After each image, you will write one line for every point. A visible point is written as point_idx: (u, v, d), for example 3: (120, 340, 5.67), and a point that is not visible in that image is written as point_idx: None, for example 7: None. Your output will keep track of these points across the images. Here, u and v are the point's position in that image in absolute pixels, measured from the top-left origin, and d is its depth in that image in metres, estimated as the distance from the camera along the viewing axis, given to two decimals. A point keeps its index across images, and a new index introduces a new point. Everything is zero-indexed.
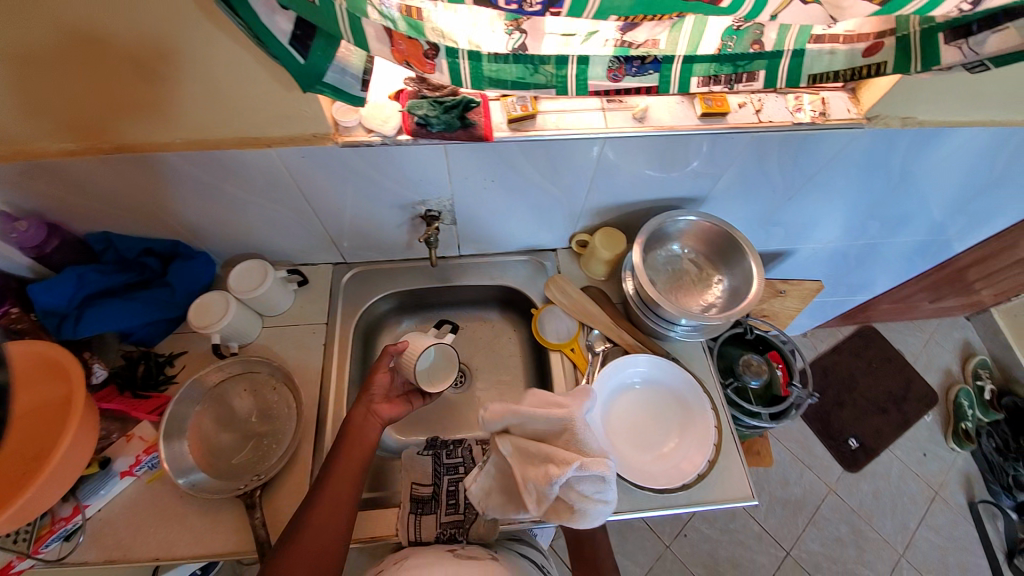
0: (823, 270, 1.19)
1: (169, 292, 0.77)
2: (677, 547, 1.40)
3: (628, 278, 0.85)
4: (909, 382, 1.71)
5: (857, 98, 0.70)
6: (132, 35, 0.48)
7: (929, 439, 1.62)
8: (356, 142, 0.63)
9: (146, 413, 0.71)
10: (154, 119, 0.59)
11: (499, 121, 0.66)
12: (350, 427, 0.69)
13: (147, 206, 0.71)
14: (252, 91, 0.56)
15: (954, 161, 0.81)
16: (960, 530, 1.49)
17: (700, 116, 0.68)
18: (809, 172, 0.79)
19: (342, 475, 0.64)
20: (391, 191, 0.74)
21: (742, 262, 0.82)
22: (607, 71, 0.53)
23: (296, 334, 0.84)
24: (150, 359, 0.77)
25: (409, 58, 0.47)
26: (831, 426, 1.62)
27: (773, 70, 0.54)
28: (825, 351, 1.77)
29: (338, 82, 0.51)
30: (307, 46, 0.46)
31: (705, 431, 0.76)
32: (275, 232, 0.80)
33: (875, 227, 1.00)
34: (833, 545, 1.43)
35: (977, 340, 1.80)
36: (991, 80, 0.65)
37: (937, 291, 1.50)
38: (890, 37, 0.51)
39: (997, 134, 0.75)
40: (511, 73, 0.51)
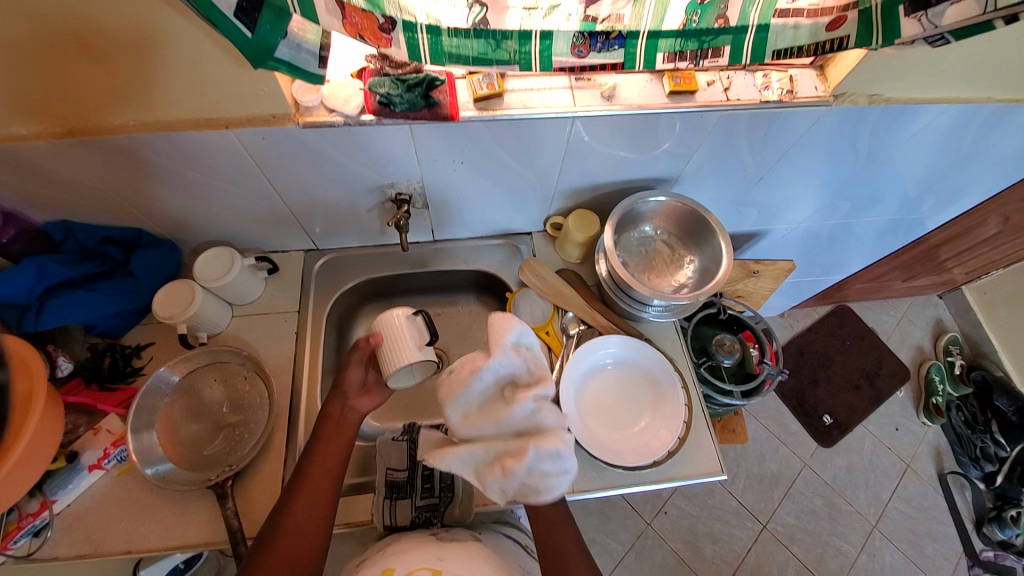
0: (798, 250, 1.21)
1: (133, 282, 0.76)
2: (658, 523, 1.43)
3: (601, 260, 0.86)
4: (882, 360, 1.76)
5: (824, 75, 0.70)
6: (71, 10, 0.46)
7: (901, 413, 1.67)
8: (318, 123, 0.61)
9: (112, 406, 0.70)
10: (102, 99, 0.56)
11: (465, 100, 0.64)
12: (328, 418, 0.68)
13: (104, 193, 0.68)
14: (205, 69, 0.54)
15: (923, 139, 0.82)
16: (929, 500, 1.54)
17: (669, 95, 0.67)
18: (780, 152, 0.80)
19: (322, 467, 0.63)
20: (358, 175, 0.72)
21: (712, 242, 0.83)
22: (571, 48, 0.52)
23: (268, 323, 0.83)
24: (116, 351, 0.75)
25: (363, 31, 0.46)
26: (806, 404, 1.67)
27: (739, 46, 0.53)
28: (802, 331, 1.80)
29: (294, 59, 0.49)
30: (254, 18, 0.44)
31: (675, 409, 0.77)
32: (242, 219, 0.78)
33: (847, 206, 1.02)
34: (808, 517, 1.48)
35: (948, 317, 1.85)
36: (956, 55, 0.65)
37: (910, 270, 1.53)
38: (852, 10, 0.50)
39: (963, 111, 0.76)
40: (472, 49, 0.50)
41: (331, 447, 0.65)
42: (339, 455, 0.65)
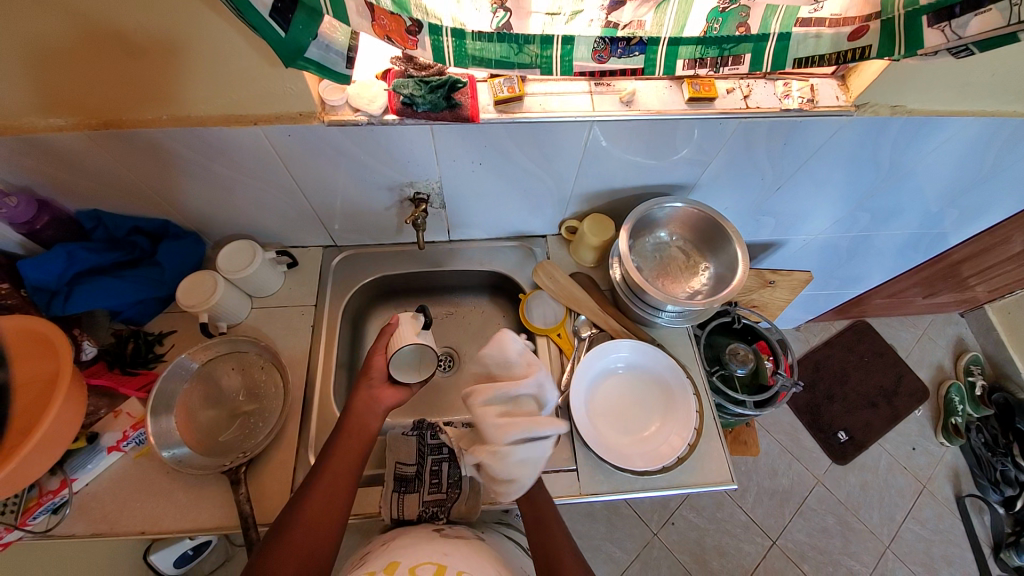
0: (815, 262, 1.19)
1: (159, 271, 0.78)
2: (665, 534, 1.42)
3: (615, 265, 0.86)
4: (900, 377, 1.72)
5: (847, 85, 0.70)
6: (114, 8, 0.48)
7: (918, 433, 1.63)
8: (342, 121, 0.63)
9: (132, 390, 0.72)
10: (140, 95, 0.59)
11: (485, 102, 0.65)
12: (348, 427, 0.67)
13: (136, 184, 0.71)
14: (237, 67, 0.56)
15: (946, 152, 0.81)
16: (946, 523, 1.50)
17: (688, 101, 0.67)
18: (799, 162, 0.79)
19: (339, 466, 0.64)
20: (379, 173, 0.74)
21: (728, 249, 0.83)
22: (592, 53, 0.53)
23: (286, 316, 0.85)
24: (139, 338, 0.77)
25: (391, 33, 0.47)
26: (820, 419, 1.64)
27: (759, 54, 0.54)
28: (818, 345, 1.78)
29: (322, 59, 0.51)
30: (287, 19, 0.45)
31: (686, 416, 0.77)
32: (266, 213, 0.81)
33: (866, 219, 1.01)
34: (819, 535, 1.45)
35: (971, 336, 1.81)
36: (981, 67, 0.65)
37: (931, 287, 1.50)
38: (875, 20, 0.50)
39: (989, 125, 0.75)
40: (495, 52, 0.51)
41: (349, 450, 0.65)
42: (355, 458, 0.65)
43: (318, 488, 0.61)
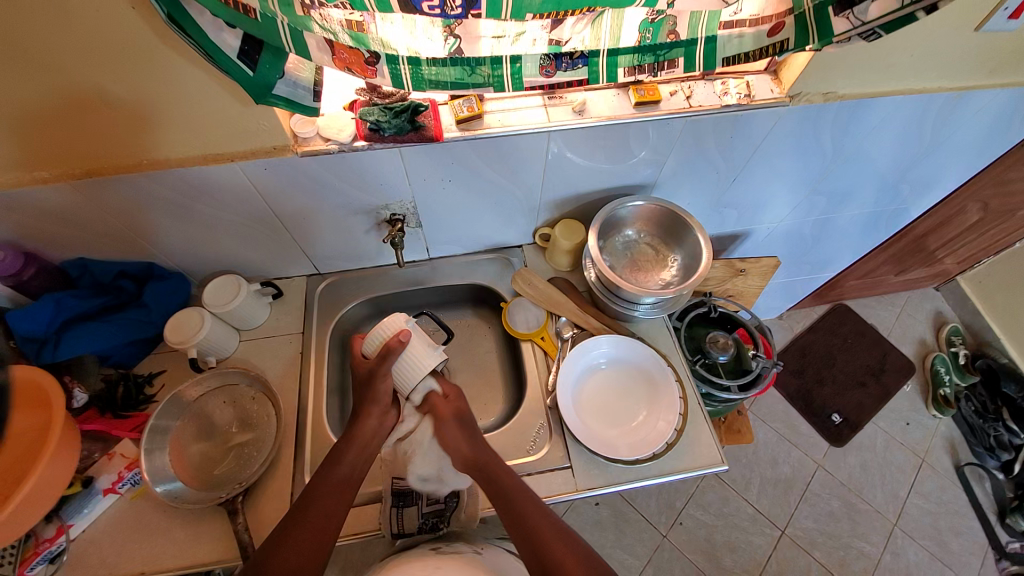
0: (785, 248, 1.24)
1: (145, 312, 0.79)
2: (674, 535, 1.41)
3: (589, 266, 0.90)
4: (885, 355, 1.76)
5: (779, 78, 0.76)
6: (86, 59, 0.52)
7: (909, 407, 1.66)
8: (314, 151, 0.66)
9: (126, 431, 0.73)
10: (117, 142, 0.62)
11: (448, 123, 0.70)
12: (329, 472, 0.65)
13: (121, 231, 0.74)
14: (209, 107, 0.60)
15: (886, 131, 0.87)
16: (949, 494, 1.52)
17: (635, 106, 0.73)
18: (748, 152, 0.84)
19: (312, 526, 0.60)
20: (354, 197, 0.77)
21: (691, 238, 0.87)
22: (540, 68, 0.58)
23: (273, 345, 0.86)
24: (129, 380, 0.78)
25: (351, 64, 0.52)
26: (813, 404, 1.66)
27: (690, 56, 0.59)
28: (802, 332, 1.82)
29: (290, 94, 0.56)
30: (254, 60, 0.50)
31: (671, 402, 0.79)
32: (249, 247, 0.83)
33: (823, 202, 1.06)
34: (827, 520, 1.46)
35: (948, 309, 1.86)
36: (897, 49, 0.71)
37: (902, 263, 1.56)
38: (790, 16, 0.56)
39: (917, 102, 0.81)
40: (450, 75, 0.55)
41: (329, 498, 0.63)
42: (334, 515, 0.62)
43: (297, 536, 0.59)
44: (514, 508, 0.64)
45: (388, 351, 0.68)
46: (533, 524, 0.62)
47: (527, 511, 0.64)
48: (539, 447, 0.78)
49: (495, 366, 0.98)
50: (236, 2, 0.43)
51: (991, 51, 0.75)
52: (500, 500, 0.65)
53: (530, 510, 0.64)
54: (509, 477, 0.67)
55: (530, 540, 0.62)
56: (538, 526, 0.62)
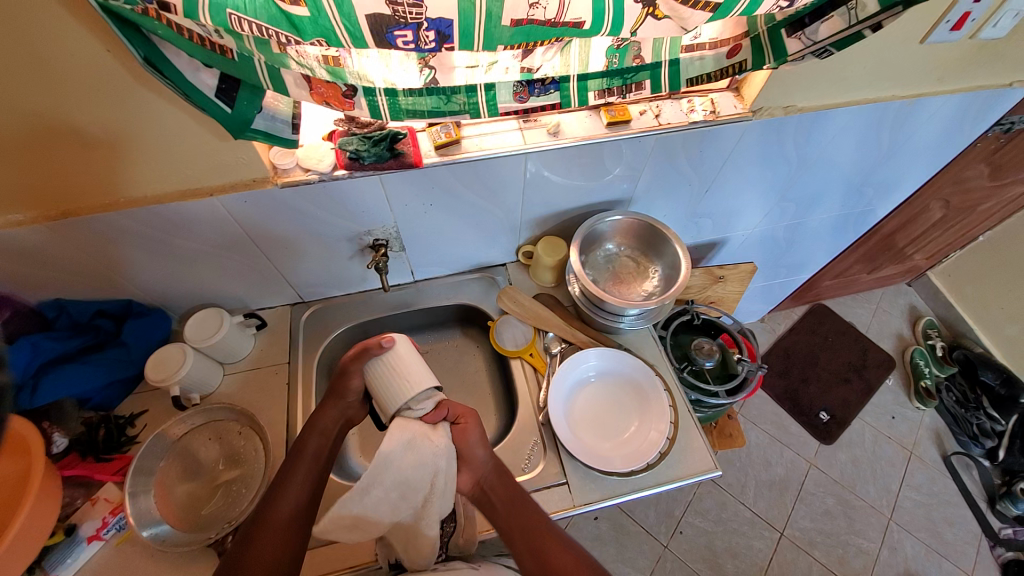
0: (760, 252, 1.28)
1: (126, 351, 0.78)
2: (675, 545, 1.41)
3: (573, 282, 0.91)
4: (865, 351, 1.81)
5: (741, 95, 0.80)
6: (66, 104, 0.52)
7: (893, 401, 1.70)
8: (295, 182, 0.67)
9: (110, 475, 0.70)
10: (97, 183, 0.62)
11: (427, 149, 0.72)
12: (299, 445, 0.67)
13: (99, 269, 0.73)
14: (187, 143, 0.60)
15: (845, 138, 0.91)
16: (939, 485, 1.55)
17: (608, 125, 0.75)
18: (718, 164, 0.88)
19: (287, 517, 0.61)
20: (337, 225, 0.77)
21: (670, 249, 0.90)
22: (513, 95, 0.60)
23: (258, 377, 0.85)
24: (110, 422, 0.76)
25: (329, 98, 0.53)
26: (800, 403, 1.69)
27: (656, 78, 0.62)
28: (784, 333, 1.86)
29: (269, 128, 0.56)
30: (232, 97, 0.51)
31: (662, 411, 0.80)
32: (231, 279, 0.83)
33: (793, 208, 1.10)
34: (823, 519, 1.47)
35: (921, 303, 1.93)
36: (850, 61, 0.75)
37: (874, 261, 1.62)
38: (746, 38, 0.59)
39: (872, 110, 0.86)
40: (426, 104, 0.57)
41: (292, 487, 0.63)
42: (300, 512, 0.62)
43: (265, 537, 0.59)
44: (531, 520, 0.68)
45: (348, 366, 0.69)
46: (543, 535, 0.66)
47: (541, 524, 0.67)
48: (534, 465, 0.78)
49: (486, 385, 0.98)
50: (212, 43, 0.44)
51: (936, 60, 0.79)
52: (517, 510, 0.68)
53: (540, 525, 0.67)
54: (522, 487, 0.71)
55: (538, 550, 0.65)
56: (550, 550, 0.65)
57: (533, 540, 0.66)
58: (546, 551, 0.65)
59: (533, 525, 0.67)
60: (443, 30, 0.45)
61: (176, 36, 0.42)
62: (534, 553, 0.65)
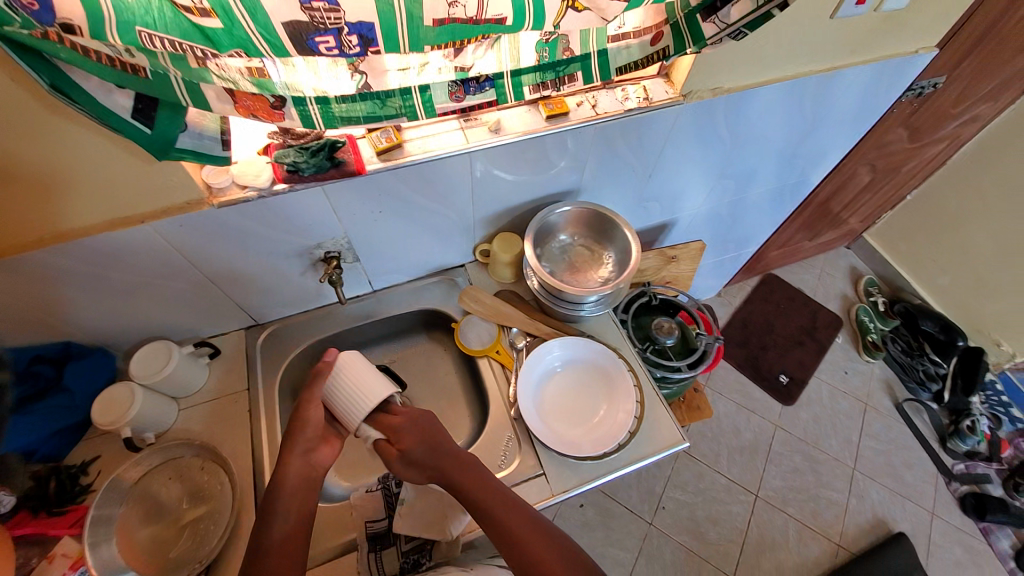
0: (708, 230, 1.33)
1: (70, 396, 0.73)
2: (660, 521, 1.45)
3: (530, 276, 0.92)
4: (815, 314, 1.92)
5: (671, 80, 0.83)
6: None
7: (845, 358, 1.82)
8: (233, 201, 0.65)
9: (65, 529, 0.66)
10: (14, 223, 0.58)
11: (368, 155, 0.70)
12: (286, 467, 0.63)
13: (23, 312, 0.67)
14: (112, 169, 0.57)
15: (772, 114, 0.97)
16: (895, 432, 1.67)
17: (547, 119, 0.77)
18: (657, 148, 0.91)
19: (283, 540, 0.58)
20: (283, 241, 0.75)
21: (620, 235, 0.92)
22: (449, 95, 0.61)
23: (216, 407, 0.82)
24: (61, 473, 0.71)
25: (256, 111, 0.51)
26: (761, 369, 1.78)
27: (586, 69, 0.64)
28: (740, 305, 1.94)
29: (197, 146, 0.55)
30: (151, 117, 0.49)
31: (628, 392, 0.83)
32: (177, 308, 0.79)
33: (733, 184, 1.16)
34: (793, 476, 1.55)
35: (860, 263, 2.07)
36: (767, 41, 0.80)
37: (814, 228, 1.72)
38: (667, 25, 0.61)
39: (792, 86, 0.91)
40: (362, 110, 0.57)
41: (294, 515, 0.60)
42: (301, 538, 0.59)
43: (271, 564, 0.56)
44: (513, 526, 0.62)
45: (316, 378, 0.67)
46: (529, 540, 0.61)
47: (524, 528, 0.62)
48: (510, 460, 0.78)
49: (457, 388, 0.98)
50: (123, 63, 0.42)
51: (844, 34, 0.85)
52: (494, 515, 0.63)
53: (524, 528, 0.62)
54: (502, 489, 0.66)
55: (523, 556, 0.60)
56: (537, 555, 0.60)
57: (517, 544, 0.61)
58: (533, 557, 0.60)
59: (515, 529, 0.62)
60: (365, 34, 0.44)
61: (81, 58, 0.40)
62: (518, 558, 0.60)
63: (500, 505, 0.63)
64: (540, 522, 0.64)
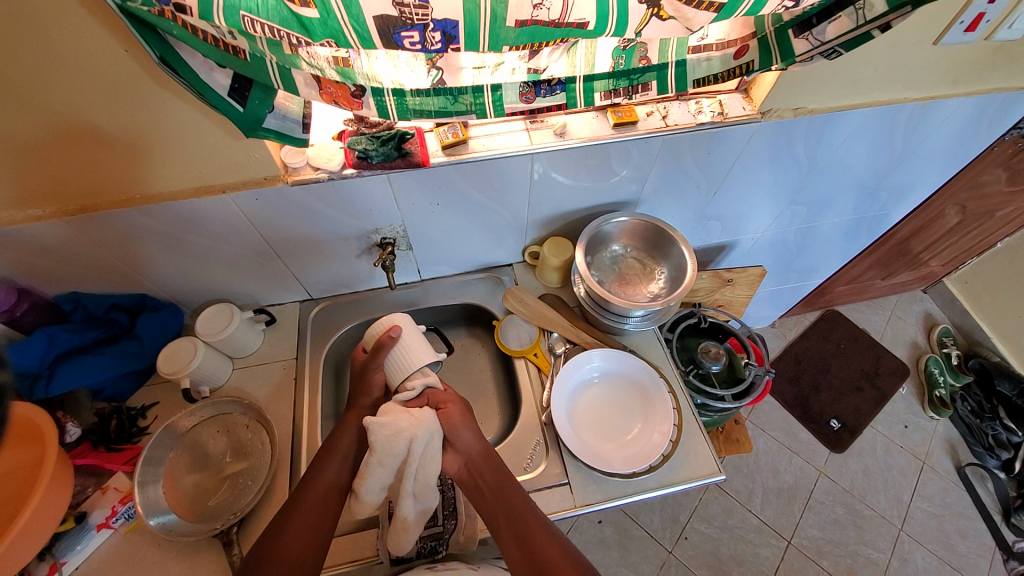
0: (770, 257, 1.27)
1: (138, 343, 0.80)
2: (681, 552, 1.39)
3: (578, 283, 0.92)
4: (878, 359, 1.78)
5: (750, 96, 0.79)
6: (89, 106, 0.54)
7: (906, 410, 1.67)
8: (304, 180, 0.68)
9: (119, 465, 0.73)
10: (116, 182, 0.64)
11: (434, 149, 0.72)
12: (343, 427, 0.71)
13: (113, 263, 0.74)
14: (204, 141, 0.62)
15: (856, 142, 0.91)
16: (952, 496, 1.52)
17: (614, 127, 0.76)
18: (726, 166, 0.87)
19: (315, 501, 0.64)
20: (344, 223, 0.79)
21: (676, 251, 0.89)
22: (520, 95, 0.61)
23: (266, 372, 0.87)
24: (122, 413, 0.78)
25: (338, 98, 0.54)
26: (811, 410, 1.67)
27: (662, 79, 0.63)
28: (795, 339, 1.83)
29: (280, 127, 0.57)
30: (244, 96, 0.52)
31: (665, 413, 0.80)
32: (243, 275, 0.84)
33: (803, 212, 1.09)
34: (832, 528, 1.44)
35: (937, 310, 1.89)
36: (861, 63, 0.75)
37: (888, 267, 1.59)
38: (753, 39, 0.58)
39: (883, 113, 0.84)
40: (433, 104, 0.58)
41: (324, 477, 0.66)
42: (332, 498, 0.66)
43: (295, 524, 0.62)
44: (529, 527, 0.65)
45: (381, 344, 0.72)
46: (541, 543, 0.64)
47: (539, 531, 0.64)
48: (535, 465, 0.78)
49: (490, 385, 0.98)
50: (226, 44, 0.45)
51: (951, 62, 0.78)
52: (514, 513, 0.65)
53: (538, 531, 0.65)
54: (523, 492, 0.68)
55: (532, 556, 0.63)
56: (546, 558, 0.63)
57: (529, 545, 0.63)
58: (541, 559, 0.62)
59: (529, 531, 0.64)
60: (448, 31, 0.45)
61: (192, 37, 0.43)
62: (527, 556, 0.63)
63: (520, 504, 0.66)
64: (553, 529, 0.66)
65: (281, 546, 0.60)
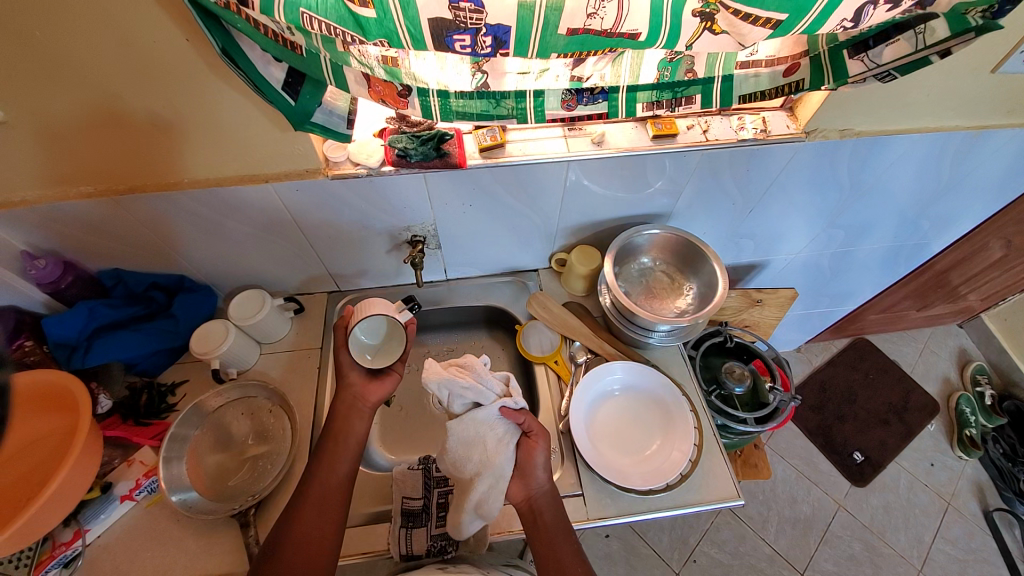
0: (801, 280, 1.24)
1: (173, 322, 0.82)
2: (687, 574, 1.36)
3: (604, 293, 0.91)
4: (908, 393, 1.71)
5: (795, 114, 0.78)
6: (145, 92, 0.57)
7: (934, 448, 1.60)
8: (344, 174, 0.70)
9: (147, 439, 0.75)
10: (164, 165, 0.67)
11: (472, 151, 0.73)
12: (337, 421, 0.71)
13: (154, 243, 0.77)
14: (251, 132, 0.64)
15: (901, 168, 0.88)
16: (978, 541, 1.44)
17: (653, 138, 0.75)
18: (764, 185, 0.86)
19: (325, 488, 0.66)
20: (377, 219, 0.80)
21: (707, 267, 0.88)
22: (561, 102, 0.61)
23: (291, 359, 0.88)
24: (152, 389, 0.80)
25: (385, 96, 0.55)
26: (833, 440, 1.61)
27: (707, 93, 0.61)
28: (820, 365, 1.78)
29: (326, 122, 0.59)
30: (297, 91, 0.54)
31: (686, 432, 0.78)
32: (276, 263, 0.86)
33: (840, 236, 1.06)
34: (848, 564, 1.39)
35: (973, 347, 1.81)
36: (912, 88, 0.72)
37: (924, 298, 1.53)
38: (805, 57, 0.58)
39: (932, 139, 0.81)
40: (476, 107, 0.59)
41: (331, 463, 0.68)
42: (340, 488, 0.66)
43: (304, 511, 0.63)
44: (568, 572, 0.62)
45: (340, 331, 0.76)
46: None
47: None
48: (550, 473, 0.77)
49: None
50: (284, 40, 0.46)
51: (1009, 91, 0.75)
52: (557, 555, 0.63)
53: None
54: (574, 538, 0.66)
55: None
56: None
57: None
58: None
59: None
60: (500, 36, 0.45)
61: (253, 31, 0.45)
62: None
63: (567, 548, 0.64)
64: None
65: (296, 531, 0.61)
